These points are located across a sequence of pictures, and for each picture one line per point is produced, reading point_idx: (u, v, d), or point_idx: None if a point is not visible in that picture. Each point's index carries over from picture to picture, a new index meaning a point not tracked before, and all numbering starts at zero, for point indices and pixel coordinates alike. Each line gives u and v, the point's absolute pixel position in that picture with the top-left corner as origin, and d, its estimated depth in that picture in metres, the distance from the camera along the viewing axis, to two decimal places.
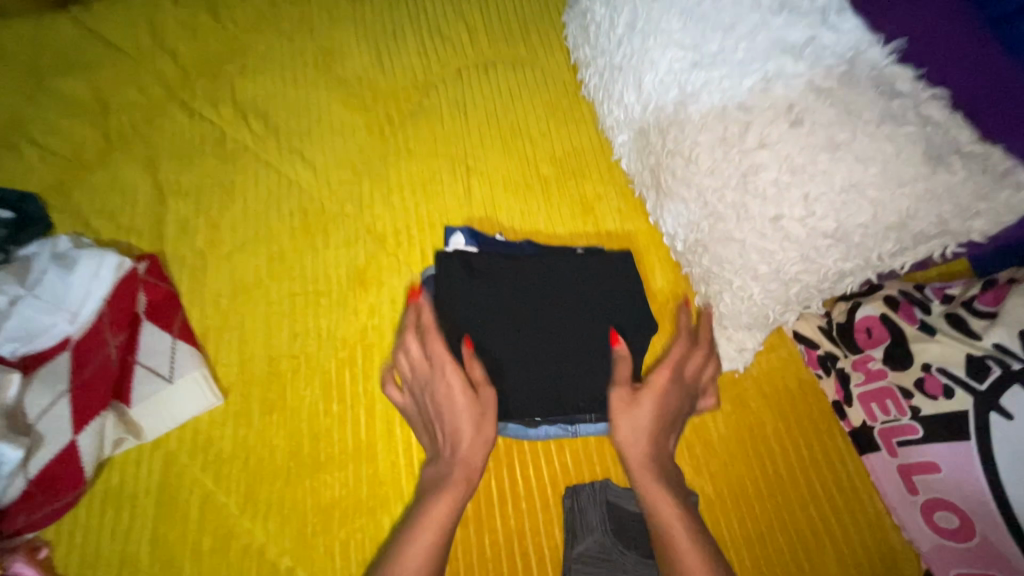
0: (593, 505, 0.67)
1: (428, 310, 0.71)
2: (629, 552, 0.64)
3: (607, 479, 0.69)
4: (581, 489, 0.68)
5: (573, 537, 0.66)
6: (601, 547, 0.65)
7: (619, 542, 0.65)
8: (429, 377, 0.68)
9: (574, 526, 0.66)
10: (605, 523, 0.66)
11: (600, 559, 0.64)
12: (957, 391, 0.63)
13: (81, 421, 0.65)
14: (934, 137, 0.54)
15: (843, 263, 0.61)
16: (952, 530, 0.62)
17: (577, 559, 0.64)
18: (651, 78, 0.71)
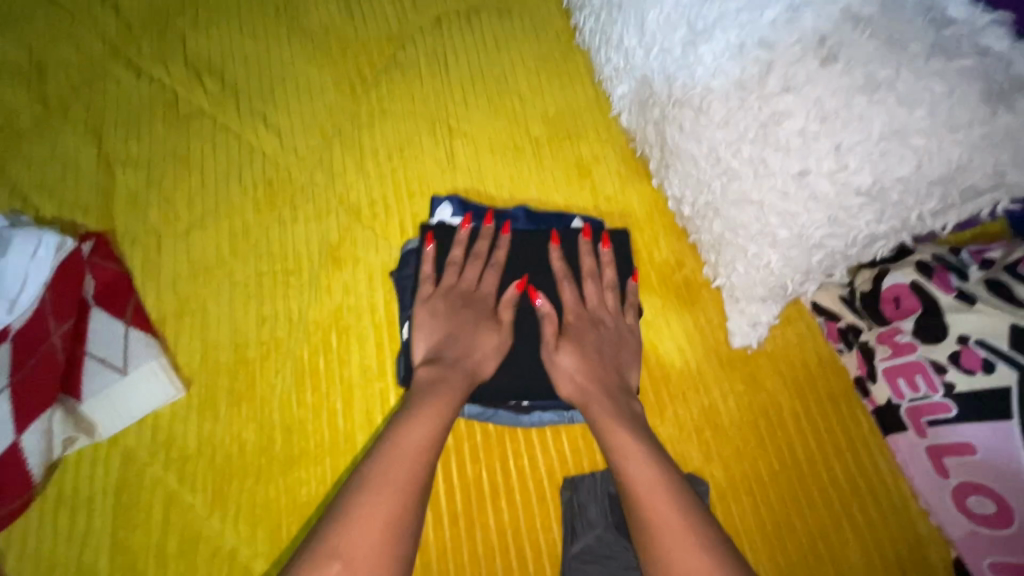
0: (594, 498, 0.61)
1: (497, 246, 0.68)
2: (631, 546, 0.59)
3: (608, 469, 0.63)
4: (580, 480, 0.62)
5: (572, 533, 0.60)
6: (602, 542, 0.59)
7: (622, 537, 0.59)
8: (464, 302, 0.65)
9: (573, 521, 0.60)
10: (606, 517, 0.60)
11: (602, 556, 0.59)
12: (998, 365, 0.57)
13: (24, 421, 0.58)
14: (995, 72, 0.45)
15: (876, 225, 0.54)
16: (987, 516, 0.57)
17: (576, 557, 0.59)
18: (655, 14, 0.61)
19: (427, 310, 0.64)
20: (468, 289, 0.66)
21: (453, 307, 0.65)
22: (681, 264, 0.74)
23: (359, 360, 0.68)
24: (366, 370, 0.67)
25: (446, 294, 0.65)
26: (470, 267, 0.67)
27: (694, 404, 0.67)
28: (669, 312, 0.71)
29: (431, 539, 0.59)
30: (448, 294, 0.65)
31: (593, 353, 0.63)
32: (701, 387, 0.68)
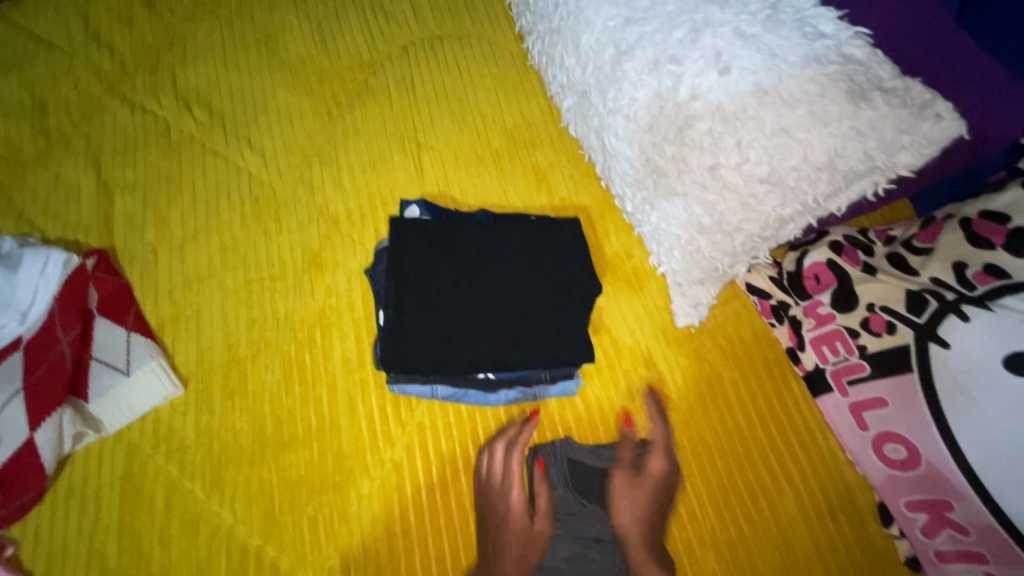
0: (556, 462, 0.69)
1: (523, 429, 0.71)
2: (589, 504, 0.67)
3: (567, 437, 0.71)
4: (542, 448, 0.70)
5: (536, 494, 0.67)
6: (562, 501, 0.67)
7: (581, 496, 0.67)
8: (497, 488, 0.68)
9: (537, 484, 0.68)
10: (566, 479, 0.68)
11: (562, 512, 0.66)
12: (899, 327, 0.65)
13: (37, 419, 0.65)
14: (856, 76, 0.54)
15: (781, 209, 0.63)
16: (901, 461, 0.65)
17: (541, 514, 0.67)
18: (588, 37, 0.71)
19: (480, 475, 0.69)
20: (498, 476, 0.68)
21: (491, 498, 0.67)
22: (629, 255, 0.82)
23: (341, 353, 0.75)
24: (348, 361, 0.74)
25: (478, 477, 0.68)
26: (497, 452, 0.69)
27: (644, 378, 0.75)
28: (621, 298, 0.79)
29: (410, 503, 0.68)
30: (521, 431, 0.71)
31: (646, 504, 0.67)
32: (650, 364, 0.76)
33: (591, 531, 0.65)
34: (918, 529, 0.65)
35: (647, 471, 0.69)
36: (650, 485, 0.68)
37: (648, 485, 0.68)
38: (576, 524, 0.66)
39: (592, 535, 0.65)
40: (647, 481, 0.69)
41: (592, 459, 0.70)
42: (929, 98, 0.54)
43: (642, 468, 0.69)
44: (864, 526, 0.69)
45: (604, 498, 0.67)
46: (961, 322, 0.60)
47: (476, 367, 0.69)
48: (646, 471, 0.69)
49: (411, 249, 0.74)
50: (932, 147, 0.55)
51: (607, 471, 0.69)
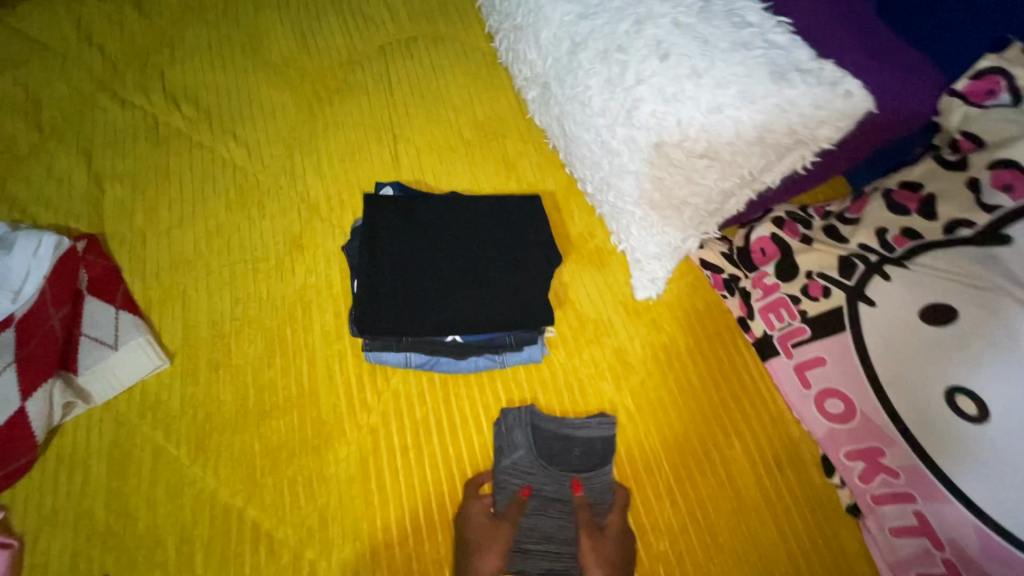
0: (520, 425, 0.74)
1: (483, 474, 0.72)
2: (549, 466, 0.72)
3: (534, 406, 0.75)
4: (506, 413, 0.75)
5: (502, 453, 0.72)
6: (524, 461, 0.72)
7: (542, 458, 0.72)
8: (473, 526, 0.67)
9: (501, 444, 0.73)
10: (528, 441, 0.73)
11: (524, 470, 0.72)
12: (834, 290, 0.71)
13: (29, 389, 0.68)
14: (777, 59, 0.61)
15: (722, 182, 0.69)
16: (839, 414, 0.71)
17: (503, 470, 0.71)
18: (547, 33, 0.77)
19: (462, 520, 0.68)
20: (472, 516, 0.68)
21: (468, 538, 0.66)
22: (593, 236, 0.88)
23: (320, 327, 0.79)
24: (327, 335, 0.78)
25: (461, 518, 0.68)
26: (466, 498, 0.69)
27: (606, 346, 0.80)
28: (585, 275, 0.85)
29: (386, 462, 0.72)
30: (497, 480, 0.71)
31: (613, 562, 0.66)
32: (612, 333, 0.81)
33: (549, 490, 0.71)
34: (855, 475, 0.70)
35: (605, 439, 0.74)
36: (607, 451, 0.73)
37: (605, 452, 0.73)
38: (536, 484, 0.71)
39: (550, 494, 0.71)
40: (604, 447, 0.73)
41: (555, 425, 0.74)
42: (841, 76, 0.60)
43: (602, 435, 0.74)
44: (808, 476, 0.75)
45: (561, 461, 0.73)
46: (884, 281, 0.66)
47: (442, 331, 0.73)
48: (605, 438, 0.74)
49: (385, 228, 0.79)
50: (847, 121, 0.62)
51: (568, 437, 0.74)
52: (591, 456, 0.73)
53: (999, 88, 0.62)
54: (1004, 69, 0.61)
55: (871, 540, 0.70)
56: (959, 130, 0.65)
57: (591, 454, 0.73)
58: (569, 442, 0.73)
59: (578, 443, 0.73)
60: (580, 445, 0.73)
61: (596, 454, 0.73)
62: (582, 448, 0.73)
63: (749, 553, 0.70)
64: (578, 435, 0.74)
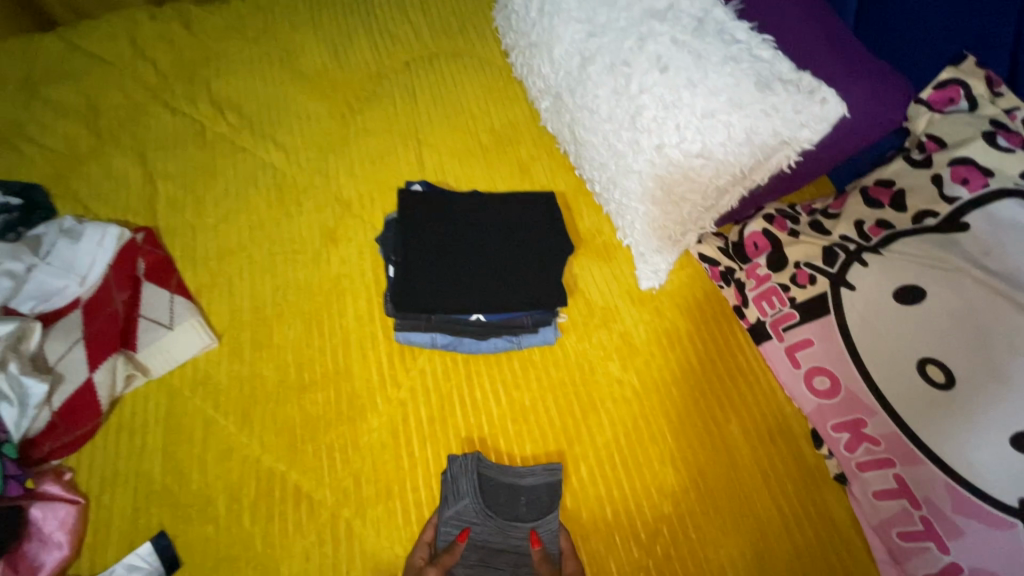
0: (466, 474, 0.75)
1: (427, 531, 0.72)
2: (495, 515, 0.74)
3: (480, 453, 0.77)
4: (453, 460, 0.77)
5: (445, 501, 0.74)
6: (468, 511, 0.73)
7: (487, 508, 0.74)
8: None
9: (446, 492, 0.75)
10: (474, 490, 0.74)
11: (468, 520, 0.73)
12: (819, 278, 0.79)
13: (95, 361, 0.77)
14: (762, 71, 0.70)
15: (716, 180, 0.78)
16: (826, 389, 0.77)
17: (447, 520, 0.73)
18: (559, 49, 0.87)
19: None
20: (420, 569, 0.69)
21: None
22: (600, 231, 0.96)
23: (353, 312, 0.87)
24: (360, 317, 0.86)
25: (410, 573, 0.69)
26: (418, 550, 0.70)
27: (613, 330, 0.88)
28: (594, 266, 0.93)
29: (414, 431, 0.79)
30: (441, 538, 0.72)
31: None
32: (618, 320, 0.89)
33: (491, 543, 0.72)
34: (842, 446, 0.77)
35: (553, 485, 0.76)
36: (555, 496, 0.75)
37: (551, 498, 0.75)
38: (478, 535, 0.72)
39: (495, 545, 0.72)
40: (550, 493, 0.75)
41: (501, 474, 0.76)
42: (817, 85, 0.69)
43: (548, 481, 0.76)
44: (799, 447, 0.81)
45: (506, 511, 0.74)
46: (863, 267, 0.74)
47: (467, 309, 0.82)
48: (551, 484, 0.76)
49: (413, 221, 0.87)
50: (824, 124, 0.70)
51: (514, 485, 0.76)
52: (537, 504, 0.75)
53: (959, 96, 0.71)
54: (962, 81, 0.70)
55: (857, 505, 0.76)
56: (924, 133, 0.74)
57: (539, 499, 0.75)
58: (516, 490, 0.76)
59: (524, 490, 0.76)
60: (528, 493, 0.76)
61: (544, 501, 0.75)
62: (528, 497, 0.75)
63: (744, 515, 0.76)
64: (525, 483, 0.76)
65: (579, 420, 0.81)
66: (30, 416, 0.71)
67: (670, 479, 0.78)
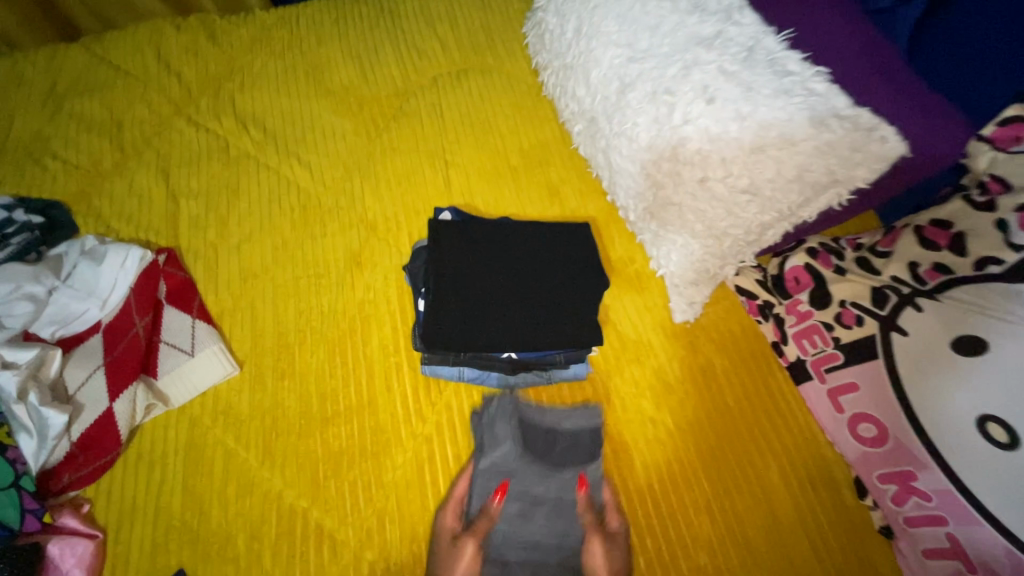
0: (504, 418, 0.78)
1: (461, 484, 0.75)
2: (535, 461, 0.76)
3: (517, 399, 0.80)
4: (489, 402, 0.79)
5: (481, 450, 0.76)
6: (508, 456, 0.76)
7: (527, 454, 0.76)
8: (447, 548, 0.70)
9: (484, 439, 0.76)
10: (513, 436, 0.76)
11: (507, 467, 0.75)
12: (867, 319, 0.75)
13: (115, 391, 0.75)
14: (817, 105, 0.66)
15: (761, 216, 0.74)
16: (872, 437, 0.74)
17: (485, 468, 0.75)
18: (596, 73, 0.84)
19: (439, 542, 0.71)
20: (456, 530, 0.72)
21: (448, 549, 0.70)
22: (632, 260, 0.93)
23: (378, 340, 0.84)
24: (384, 347, 0.84)
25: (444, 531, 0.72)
26: (450, 508, 0.73)
27: (646, 366, 0.85)
28: (625, 297, 0.90)
29: (443, 467, 0.77)
30: (477, 485, 0.74)
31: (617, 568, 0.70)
32: (652, 353, 0.86)
33: (532, 488, 0.74)
34: (889, 498, 0.73)
35: (591, 431, 0.78)
36: (593, 441, 0.77)
37: (589, 443, 0.77)
38: (518, 481, 0.74)
39: (535, 492, 0.74)
40: (588, 438, 0.78)
41: (539, 417, 0.79)
42: (876, 123, 0.65)
43: (586, 426, 0.78)
44: (842, 496, 0.78)
45: (545, 456, 0.76)
46: (917, 312, 0.71)
47: (498, 345, 0.79)
48: (588, 429, 0.78)
49: (442, 248, 0.85)
50: (882, 163, 0.66)
51: (553, 429, 0.78)
52: (575, 449, 0.77)
53: None
54: None
55: (904, 561, 0.73)
56: (986, 172, 0.69)
57: (578, 446, 0.77)
58: (554, 436, 0.78)
59: (563, 435, 0.78)
60: (565, 438, 0.78)
61: (583, 445, 0.77)
62: (567, 442, 0.77)
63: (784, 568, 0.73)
64: (562, 428, 0.78)
65: (609, 460, 0.78)
66: (48, 448, 0.69)
67: (705, 529, 0.75)
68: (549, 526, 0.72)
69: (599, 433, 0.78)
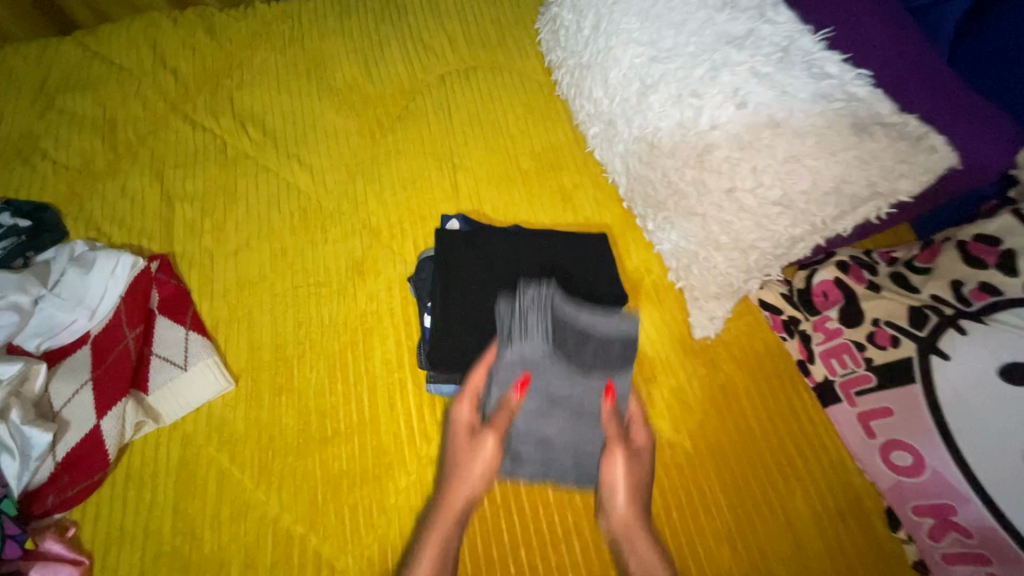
0: (537, 309, 0.74)
1: (479, 376, 0.73)
2: (562, 358, 0.73)
3: (552, 293, 0.75)
4: (523, 292, 0.75)
5: (506, 342, 0.73)
6: (534, 351, 0.73)
7: (554, 349, 0.73)
8: (461, 440, 0.71)
9: (512, 329, 0.73)
10: (542, 329, 0.73)
11: (532, 359, 0.72)
12: (903, 339, 0.70)
13: (103, 408, 0.71)
14: (859, 112, 0.61)
15: (793, 229, 0.68)
16: (906, 467, 0.69)
17: (509, 359, 0.72)
18: (615, 73, 0.79)
19: (454, 436, 0.71)
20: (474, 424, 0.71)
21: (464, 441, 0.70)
22: (649, 271, 0.88)
23: (381, 354, 0.80)
24: (387, 362, 0.79)
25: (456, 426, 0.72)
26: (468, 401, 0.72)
27: (664, 385, 0.80)
28: (641, 311, 0.85)
29: None
30: (496, 378, 0.72)
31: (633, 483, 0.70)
32: (670, 371, 0.81)
33: (554, 387, 0.72)
34: (924, 532, 0.68)
35: (626, 339, 0.74)
36: (626, 348, 0.74)
37: (620, 350, 0.73)
38: (541, 376, 0.72)
39: (557, 391, 0.72)
40: (622, 345, 0.73)
41: (573, 315, 0.74)
42: (925, 131, 0.59)
43: (621, 332, 0.74)
44: (873, 529, 0.73)
45: (571, 356, 0.73)
46: (960, 335, 0.65)
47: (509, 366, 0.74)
48: (622, 337, 0.74)
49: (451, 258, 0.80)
50: (928, 175, 0.61)
51: (586, 331, 0.74)
52: (606, 354, 0.73)
53: None
54: None
55: None
56: None
57: (609, 352, 0.73)
58: (586, 337, 0.73)
59: (595, 339, 0.73)
60: (597, 342, 0.73)
61: (615, 352, 0.73)
62: (598, 345, 0.73)
63: None
64: (596, 330, 0.74)
65: None
66: (31, 469, 0.66)
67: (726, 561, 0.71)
68: (564, 431, 0.72)
69: (633, 342, 0.74)
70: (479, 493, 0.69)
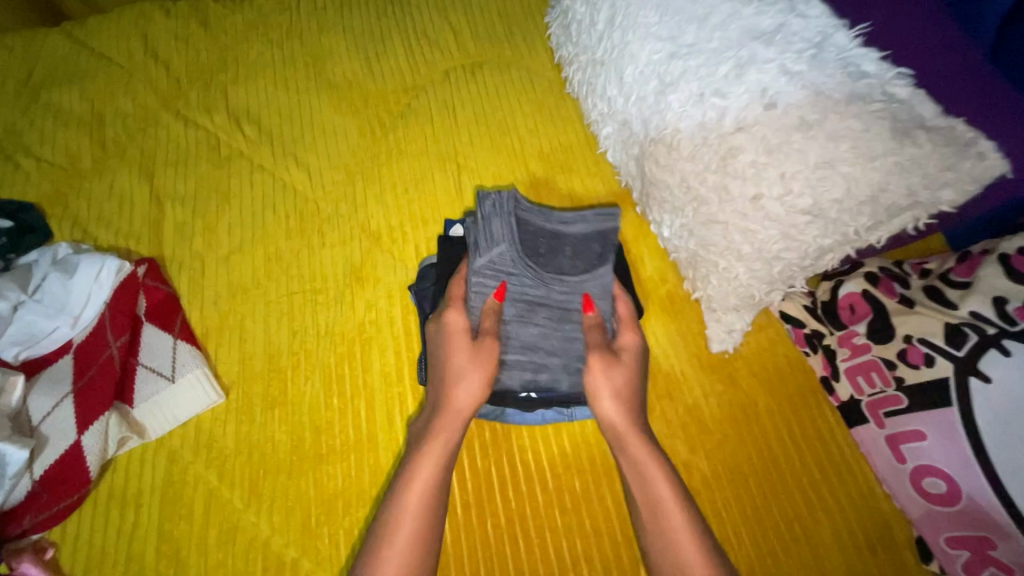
0: (499, 215, 0.74)
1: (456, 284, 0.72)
2: (534, 265, 0.73)
3: (517, 197, 0.77)
4: (484, 201, 0.76)
5: (477, 251, 0.73)
6: (508, 256, 0.73)
7: (524, 256, 0.74)
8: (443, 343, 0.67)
9: (479, 239, 0.73)
10: (509, 235, 0.73)
11: (504, 268, 0.73)
12: (938, 359, 0.65)
13: (84, 423, 0.67)
14: (900, 114, 0.56)
15: (822, 239, 0.64)
16: (940, 495, 0.64)
17: (481, 268, 0.72)
18: (632, 70, 0.74)
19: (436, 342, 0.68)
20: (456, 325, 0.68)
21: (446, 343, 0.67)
22: (664, 280, 0.83)
23: (379, 366, 0.76)
24: (386, 375, 0.75)
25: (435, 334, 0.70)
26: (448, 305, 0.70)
27: (679, 402, 0.76)
28: (655, 323, 0.81)
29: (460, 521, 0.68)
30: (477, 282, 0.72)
31: (626, 386, 0.66)
32: (685, 387, 0.77)
33: (530, 291, 0.73)
34: (959, 566, 0.63)
35: (602, 234, 0.77)
36: (603, 245, 0.76)
37: (596, 246, 0.76)
38: (517, 282, 0.72)
39: (535, 296, 0.73)
40: (602, 236, 0.77)
41: (542, 222, 0.77)
42: (973, 136, 0.55)
43: (598, 231, 0.77)
44: (902, 560, 0.68)
45: (544, 258, 0.75)
46: (1004, 356, 0.60)
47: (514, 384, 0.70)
48: (598, 233, 0.77)
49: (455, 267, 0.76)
50: (975, 184, 0.57)
51: (560, 235, 0.77)
52: (582, 253, 0.76)
53: None
54: None
55: None
56: None
57: (587, 249, 0.76)
58: (561, 241, 0.77)
59: (571, 239, 0.77)
60: (572, 244, 0.77)
61: (590, 250, 0.76)
62: (574, 246, 0.77)
63: None
64: (571, 233, 0.77)
65: None
66: (6, 488, 0.61)
67: None
68: (547, 333, 0.72)
69: (610, 235, 0.77)
70: (477, 400, 0.64)
